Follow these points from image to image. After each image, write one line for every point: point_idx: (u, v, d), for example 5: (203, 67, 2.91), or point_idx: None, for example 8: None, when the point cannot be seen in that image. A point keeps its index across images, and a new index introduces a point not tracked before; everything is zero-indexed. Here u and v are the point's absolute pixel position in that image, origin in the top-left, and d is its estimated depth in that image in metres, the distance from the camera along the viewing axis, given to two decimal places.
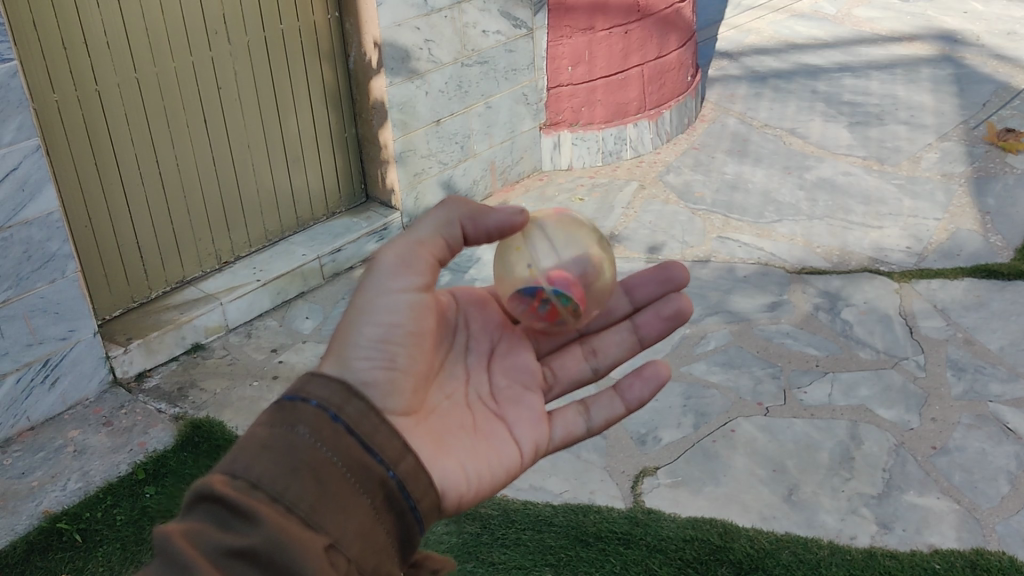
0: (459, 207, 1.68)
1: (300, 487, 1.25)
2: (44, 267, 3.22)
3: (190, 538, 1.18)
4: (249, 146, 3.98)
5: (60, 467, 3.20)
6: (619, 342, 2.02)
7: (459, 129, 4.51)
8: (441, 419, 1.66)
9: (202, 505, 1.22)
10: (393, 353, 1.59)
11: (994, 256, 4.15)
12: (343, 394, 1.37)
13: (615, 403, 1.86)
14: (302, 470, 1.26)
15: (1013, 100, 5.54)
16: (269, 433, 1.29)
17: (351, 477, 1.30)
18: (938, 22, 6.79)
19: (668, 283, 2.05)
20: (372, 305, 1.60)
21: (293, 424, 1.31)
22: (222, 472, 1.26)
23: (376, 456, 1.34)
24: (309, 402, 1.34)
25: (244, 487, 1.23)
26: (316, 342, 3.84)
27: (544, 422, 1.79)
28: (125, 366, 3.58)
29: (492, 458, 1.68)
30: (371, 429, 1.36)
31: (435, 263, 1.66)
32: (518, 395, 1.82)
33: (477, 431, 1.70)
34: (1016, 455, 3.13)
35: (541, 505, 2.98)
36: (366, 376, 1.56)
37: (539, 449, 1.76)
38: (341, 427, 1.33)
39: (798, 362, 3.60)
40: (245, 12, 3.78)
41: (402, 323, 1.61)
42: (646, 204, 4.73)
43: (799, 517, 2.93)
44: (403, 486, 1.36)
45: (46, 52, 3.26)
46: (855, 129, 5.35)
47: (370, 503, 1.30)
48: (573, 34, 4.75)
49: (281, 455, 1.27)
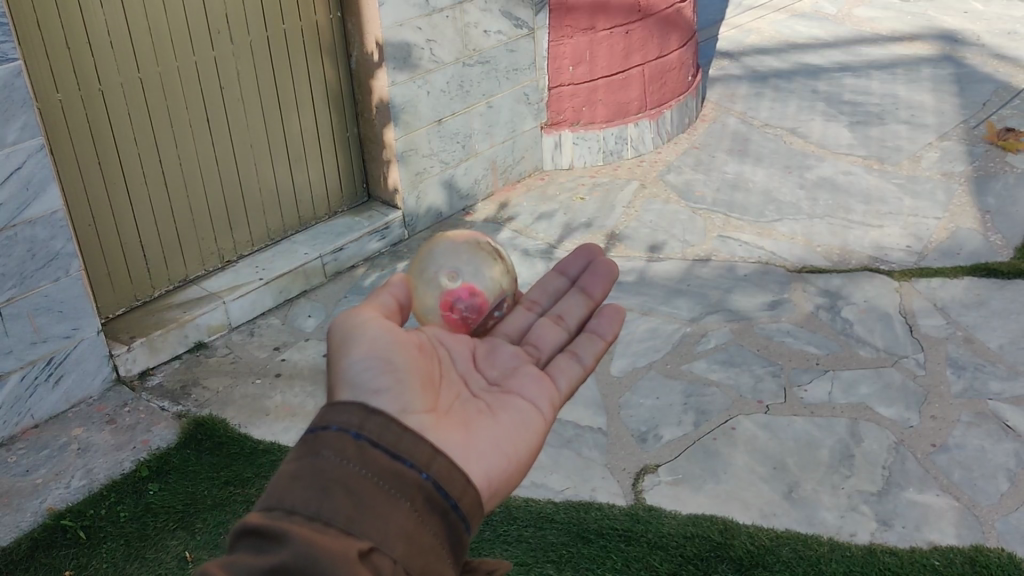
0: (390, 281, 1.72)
1: (333, 503, 1.20)
2: (48, 265, 3.24)
3: (228, 569, 1.16)
4: (250, 144, 4.00)
5: (64, 464, 3.22)
6: (575, 304, 2.10)
7: (460, 129, 4.52)
8: (459, 412, 1.60)
9: (243, 541, 1.20)
10: (388, 360, 1.53)
11: (994, 254, 4.16)
12: (362, 412, 1.30)
13: (593, 339, 1.93)
14: (333, 488, 1.21)
15: (1013, 100, 5.55)
16: (297, 464, 1.25)
17: (384, 486, 1.23)
18: (938, 22, 6.80)
19: (591, 258, 2.25)
20: (349, 337, 1.57)
21: (317, 450, 1.26)
22: (260, 509, 1.24)
23: (406, 461, 1.27)
24: (330, 429, 1.29)
25: (281, 515, 1.20)
26: (318, 340, 3.85)
27: (546, 379, 1.77)
28: (127, 365, 3.59)
29: (519, 427, 1.62)
30: (395, 438, 1.28)
31: (384, 309, 1.66)
32: (513, 375, 1.79)
33: (495, 411, 1.64)
34: (1016, 452, 3.15)
35: (542, 503, 2.99)
36: (372, 386, 1.49)
37: (556, 404, 1.73)
38: (365, 442, 1.27)
39: (799, 360, 3.61)
40: (247, 11, 3.79)
41: (382, 336, 1.57)
42: (647, 203, 4.74)
43: (799, 515, 2.95)
44: (440, 485, 1.28)
45: (50, 51, 3.27)
46: (856, 129, 5.37)
47: (409, 507, 1.24)
48: (573, 34, 4.77)
49: (309, 479, 1.22)
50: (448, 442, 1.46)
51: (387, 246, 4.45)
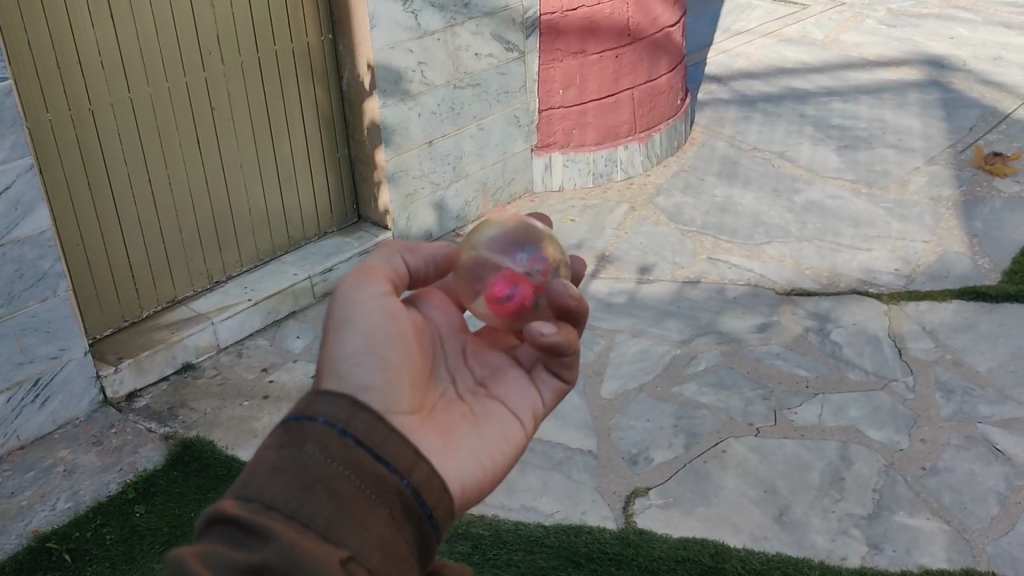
0: (394, 245, 1.74)
1: (314, 505, 1.20)
2: (35, 286, 3.22)
3: (203, 560, 1.15)
4: (241, 165, 3.99)
5: (49, 486, 3.18)
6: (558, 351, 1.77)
7: (451, 150, 4.53)
8: (444, 414, 1.61)
9: (216, 528, 1.19)
10: (384, 354, 1.53)
11: (982, 278, 4.18)
12: (349, 408, 1.31)
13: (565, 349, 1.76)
14: (315, 487, 1.22)
15: (999, 125, 5.61)
16: (279, 455, 1.25)
17: (366, 491, 1.24)
18: (925, 47, 6.87)
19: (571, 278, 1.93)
20: (348, 320, 1.56)
21: (302, 442, 1.26)
22: (236, 497, 1.23)
23: (389, 466, 1.28)
24: (316, 420, 1.29)
25: (259, 509, 1.19)
26: (307, 361, 3.84)
27: (530, 392, 1.78)
28: (115, 386, 3.57)
29: (498, 440, 1.66)
30: (381, 439, 1.30)
31: (392, 279, 1.67)
32: (499, 377, 1.78)
33: (478, 418, 1.67)
34: (1005, 476, 3.15)
35: (532, 526, 2.98)
36: (363, 382, 1.48)
37: (535, 419, 1.76)
38: (351, 440, 1.28)
39: (788, 383, 3.62)
40: (239, 33, 3.80)
41: (382, 326, 1.57)
42: (637, 225, 4.76)
43: (790, 538, 2.94)
44: (419, 493, 1.30)
45: (40, 71, 3.27)
46: (844, 153, 5.40)
47: (388, 514, 1.25)
48: (564, 57, 4.80)
49: (292, 475, 1.22)
50: (429, 452, 1.49)
51: None
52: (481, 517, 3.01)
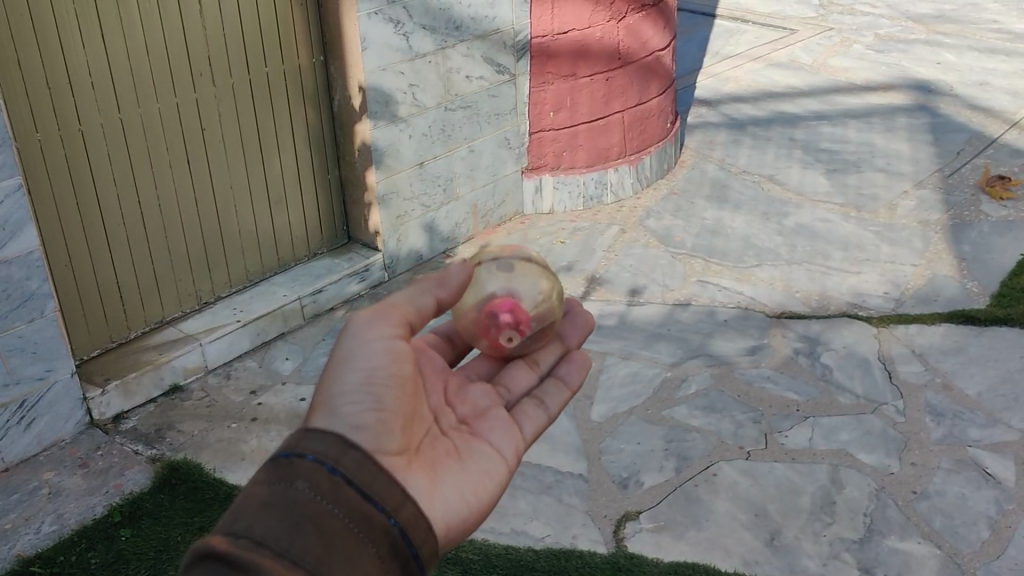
0: (429, 283, 1.74)
1: (303, 543, 1.21)
2: (23, 306, 3.20)
3: None
4: (231, 187, 3.98)
5: (34, 509, 3.16)
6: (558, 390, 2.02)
7: (442, 172, 4.53)
8: (430, 451, 1.69)
9: (202, 564, 1.17)
10: (381, 395, 1.59)
11: (971, 301, 4.20)
12: (339, 446, 1.34)
13: (561, 389, 2.03)
14: (304, 525, 1.23)
15: (986, 150, 5.65)
16: (268, 491, 1.26)
17: (354, 529, 1.26)
18: (912, 72, 6.92)
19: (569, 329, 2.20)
20: (349, 357, 1.61)
21: (292, 479, 1.27)
22: (224, 532, 1.21)
23: (377, 505, 1.31)
24: (306, 457, 1.31)
25: (249, 545, 1.19)
26: (296, 383, 3.81)
27: (513, 425, 1.88)
28: (102, 407, 3.54)
29: (483, 474, 1.74)
30: (369, 478, 1.33)
31: (409, 322, 1.70)
32: (483, 415, 1.87)
33: (463, 455, 1.75)
34: (996, 499, 3.15)
35: (522, 550, 2.96)
36: (356, 421, 1.54)
37: (519, 454, 1.84)
38: (340, 478, 1.30)
39: (778, 406, 3.61)
40: (230, 54, 3.80)
41: (384, 366, 1.62)
42: (627, 247, 4.76)
43: (781, 562, 2.94)
44: (405, 533, 1.33)
45: (29, 91, 3.27)
46: (833, 176, 5.43)
47: (375, 551, 1.27)
48: (555, 80, 4.82)
49: (282, 512, 1.23)
50: (415, 493, 1.57)
51: (367, 289, 4.42)
52: (471, 540, 2.99)
